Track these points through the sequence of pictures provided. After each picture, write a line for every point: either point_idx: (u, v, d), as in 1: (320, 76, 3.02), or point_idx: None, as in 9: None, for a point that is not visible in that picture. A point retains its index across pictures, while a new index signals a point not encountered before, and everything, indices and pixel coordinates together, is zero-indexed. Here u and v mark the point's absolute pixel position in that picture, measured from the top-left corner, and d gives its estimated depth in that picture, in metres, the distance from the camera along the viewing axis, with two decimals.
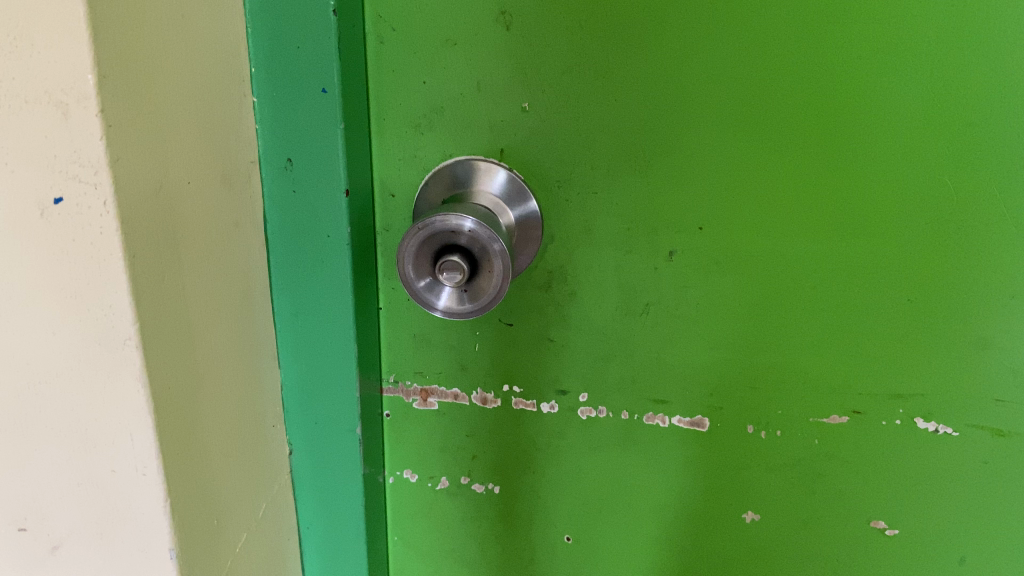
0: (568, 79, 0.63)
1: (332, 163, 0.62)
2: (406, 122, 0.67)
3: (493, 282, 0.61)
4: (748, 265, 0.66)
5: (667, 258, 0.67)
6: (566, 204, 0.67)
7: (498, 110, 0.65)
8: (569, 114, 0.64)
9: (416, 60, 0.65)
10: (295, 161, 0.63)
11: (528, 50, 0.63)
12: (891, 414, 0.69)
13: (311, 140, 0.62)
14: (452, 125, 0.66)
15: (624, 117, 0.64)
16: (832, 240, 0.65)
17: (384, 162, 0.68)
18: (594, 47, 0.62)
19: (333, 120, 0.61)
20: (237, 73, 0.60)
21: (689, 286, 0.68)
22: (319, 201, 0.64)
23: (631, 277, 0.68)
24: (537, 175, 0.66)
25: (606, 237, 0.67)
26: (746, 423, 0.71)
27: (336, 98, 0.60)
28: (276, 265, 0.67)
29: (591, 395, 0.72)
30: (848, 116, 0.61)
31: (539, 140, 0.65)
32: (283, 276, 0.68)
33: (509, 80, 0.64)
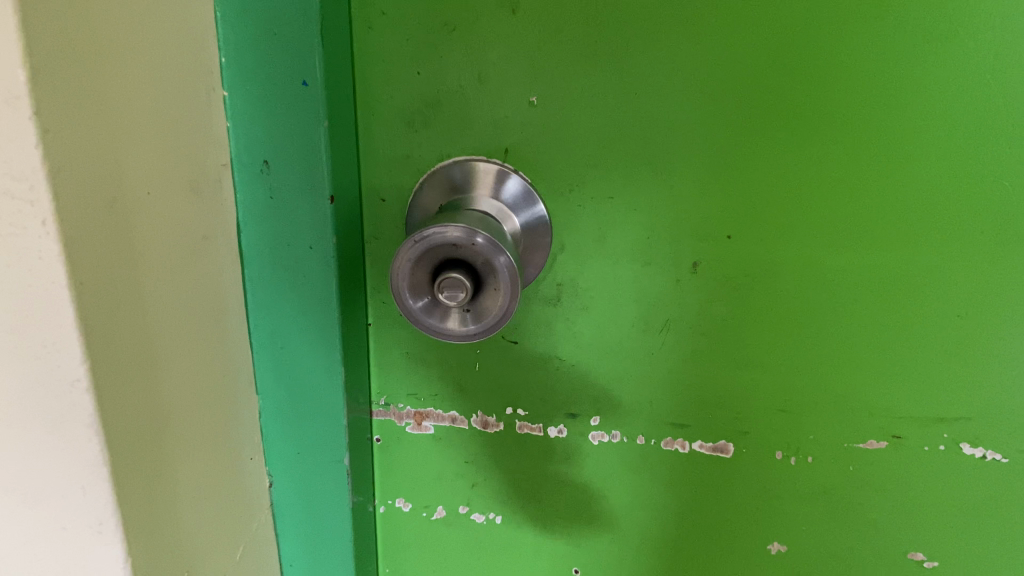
0: (582, 70, 0.56)
1: (315, 167, 0.55)
2: (397, 118, 0.59)
3: (499, 301, 0.54)
4: (780, 278, 0.60)
5: (691, 269, 0.60)
6: (578, 210, 0.60)
7: (501, 106, 0.58)
8: (581, 110, 0.57)
9: (409, 48, 0.57)
10: (273, 164, 0.56)
11: (535, 38, 0.56)
12: (935, 440, 0.62)
13: (290, 141, 0.55)
14: (450, 121, 0.59)
15: (645, 114, 0.56)
16: (876, 250, 0.58)
17: (372, 163, 0.61)
18: (610, 34, 0.55)
19: (315, 117, 0.53)
20: (206, 64, 0.53)
21: (714, 301, 0.61)
22: (301, 209, 0.56)
23: (650, 291, 0.61)
24: (545, 178, 0.59)
25: (623, 247, 0.60)
26: (774, 449, 0.65)
27: (320, 93, 0.53)
28: (252, 281, 0.60)
29: (604, 419, 0.66)
30: (897, 112, 0.55)
31: (549, 139, 0.58)
32: (261, 294, 0.60)
33: (513, 72, 0.57)
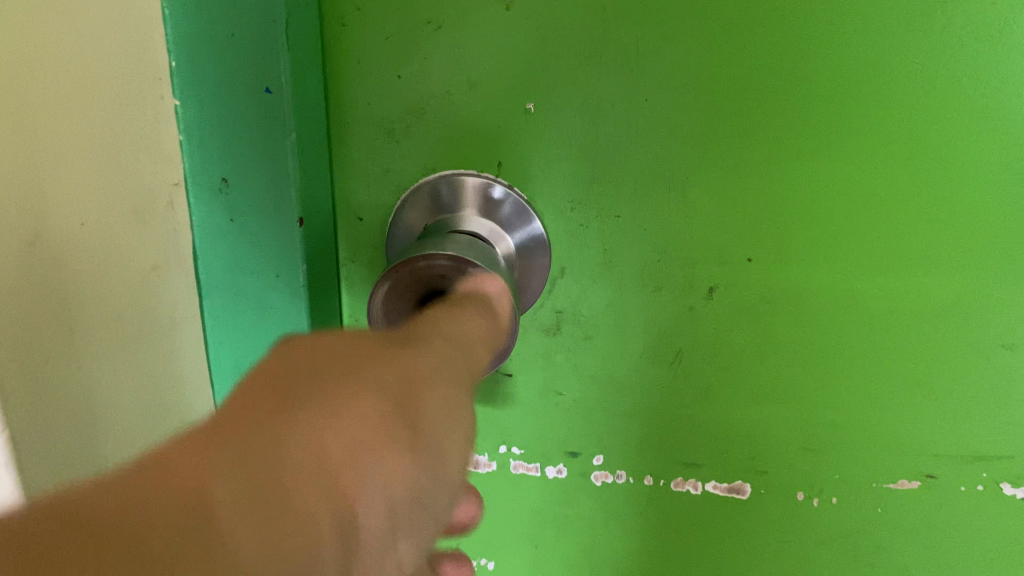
0: (585, 74, 0.49)
1: (281, 186, 0.48)
2: (375, 127, 0.53)
3: None
4: (805, 305, 0.54)
5: (707, 295, 0.54)
6: (579, 230, 0.53)
7: (493, 114, 0.51)
8: (584, 119, 0.50)
9: (388, 49, 0.50)
10: (233, 183, 0.49)
11: (532, 38, 0.49)
12: (971, 479, 0.57)
13: (253, 155, 0.48)
14: (435, 131, 0.52)
15: (656, 124, 0.50)
16: (915, 274, 0.52)
17: (347, 177, 0.54)
18: (618, 33, 0.48)
19: (281, 128, 0.46)
20: (152, 67, 0.46)
21: (732, 330, 0.55)
22: (265, 232, 0.49)
23: (660, 318, 0.55)
24: (543, 194, 0.53)
25: (630, 270, 0.54)
26: (795, 490, 0.59)
27: (286, 99, 0.46)
28: (211, 313, 0.53)
29: (608, 458, 0.59)
30: (941, 122, 0.48)
31: (547, 151, 0.52)
32: (221, 327, 0.53)
33: (507, 76, 0.50)
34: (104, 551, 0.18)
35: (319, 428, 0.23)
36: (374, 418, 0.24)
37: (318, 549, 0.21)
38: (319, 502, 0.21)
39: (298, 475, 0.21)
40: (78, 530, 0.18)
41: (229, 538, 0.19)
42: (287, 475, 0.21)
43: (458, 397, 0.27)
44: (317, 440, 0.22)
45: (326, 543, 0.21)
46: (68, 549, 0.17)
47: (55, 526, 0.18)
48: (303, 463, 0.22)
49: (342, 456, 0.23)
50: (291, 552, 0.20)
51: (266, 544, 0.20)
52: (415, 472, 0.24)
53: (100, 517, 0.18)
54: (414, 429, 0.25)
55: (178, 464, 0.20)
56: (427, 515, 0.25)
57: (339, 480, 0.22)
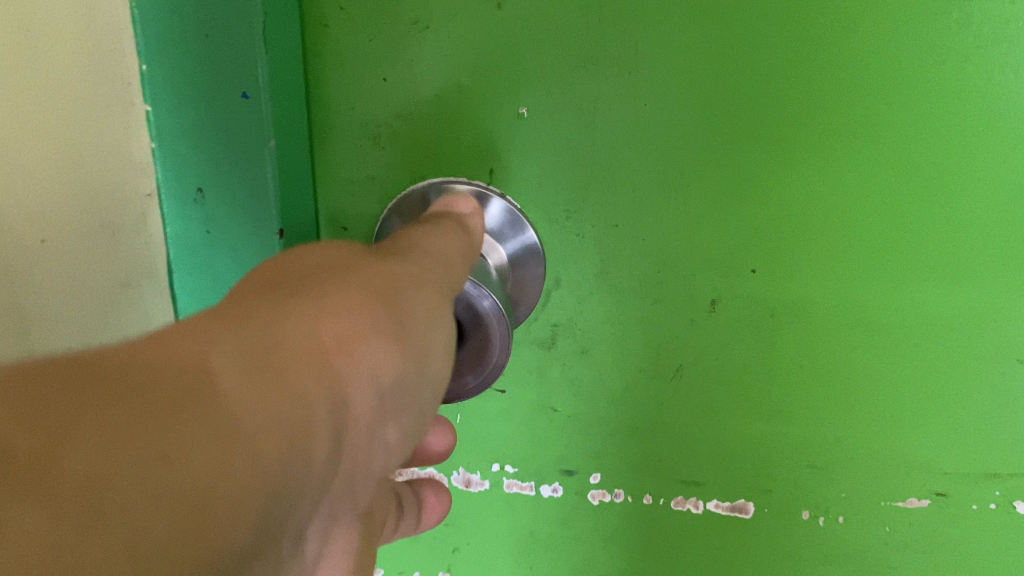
0: (581, 76, 0.47)
1: (260, 197, 0.45)
2: (359, 132, 0.50)
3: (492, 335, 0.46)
4: (812, 318, 0.51)
5: (709, 308, 0.52)
6: (575, 240, 0.51)
7: (484, 119, 0.49)
8: (580, 124, 0.48)
9: (373, 50, 0.48)
10: (208, 193, 0.46)
11: (524, 39, 0.46)
12: (985, 497, 0.55)
13: (229, 164, 0.45)
14: (423, 136, 0.50)
15: (654, 128, 0.47)
16: (927, 286, 0.50)
17: (330, 185, 0.51)
18: (616, 33, 0.46)
19: (260, 135, 0.44)
20: (120, 72, 0.43)
21: (735, 343, 0.52)
22: (244, 246, 0.47)
23: (659, 332, 0.53)
24: (536, 203, 0.50)
25: (628, 282, 0.52)
26: (800, 508, 0.57)
27: (264, 105, 0.43)
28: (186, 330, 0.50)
29: (605, 476, 0.57)
30: (957, 127, 0.46)
31: (541, 157, 0.49)
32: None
33: (498, 78, 0.47)
34: (115, 409, 0.16)
35: (310, 314, 0.22)
36: (362, 310, 0.23)
37: (308, 430, 0.21)
38: (313, 383, 0.21)
39: (299, 357, 0.21)
40: (89, 392, 0.16)
41: (240, 413, 0.18)
42: (288, 349, 0.21)
43: (435, 302, 0.27)
44: (312, 327, 0.22)
45: (317, 425, 0.21)
46: (90, 413, 0.16)
47: (60, 379, 0.16)
48: (300, 344, 0.21)
49: (335, 341, 0.22)
50: (289, 431, 0.20)
51: (270, 421, 0.19)
52: (396, 363, 0.24)
53: (112, 378, 0.17)
54: (397, 325, 0.24)
55: (178, 343, 0.19)
56: (396, 410, 0.25)
57: (332, 367, 0.22)
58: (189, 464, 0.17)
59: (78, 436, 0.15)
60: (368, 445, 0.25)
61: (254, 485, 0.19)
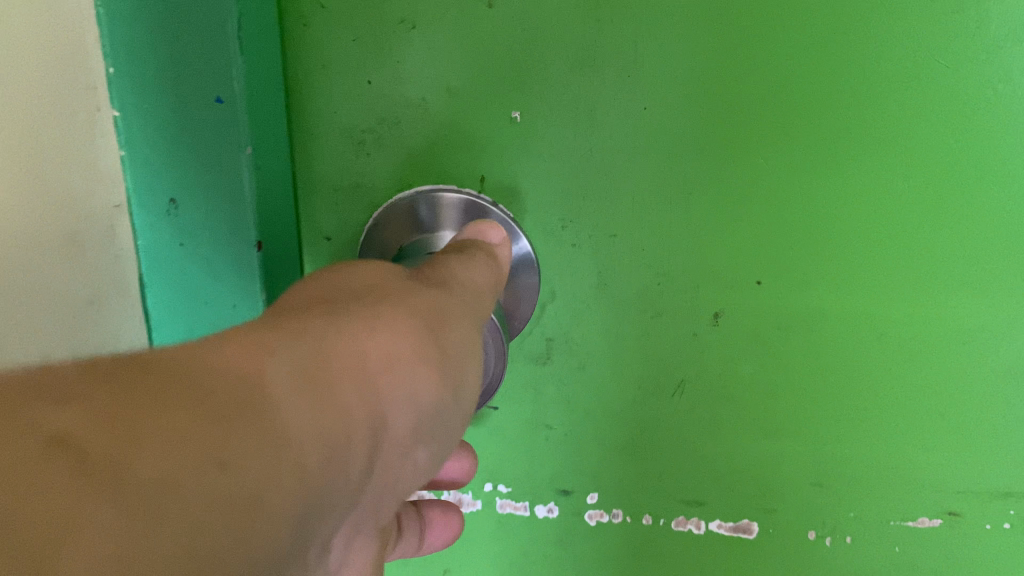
0: (578, 79, 0.44)
1: (237, 208, 0.42)
2: (342, 138, 0.47)
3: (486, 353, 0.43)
4: (820, 333, 0.49)
5: (712, 322, 0.49)
6: (571, 251, 0.48)
7: (474, 124, 0.46)
8: (576, 129, 0.45)
9: (357, 51, 0.45)
10: (182, 204, 0.43)
11: (517, 39, 0.44)
12: (998, 516, 0.53)
13: (203, 174, 0.42)
14: (410, 142, 0.47)
15: (654, 134, 0.45)
16: (941, 301, 0.48)
17: (313, 192, 0.48)
18: (614, 33, 0.43)
19: (235, 144, 0.41)
20: (84, 76, 0.40)
21: (739, 359, 0.50)
22: (220, 258, 0.44)
23: (660, 346, 0.50)
24: (531, 212, 0.48)
25: (628, 295, 0.49)
26: (807, 529, 0.55)
27: (238, 111, 0.40)
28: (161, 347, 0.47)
29: (603, 496, 0.55)
30: (974, 135, 0.44)
31: (536, 164, 0.47)
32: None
33: (490, 81, 0.45)
34: (169, 427, 0.17)
35: (357, 337, 0.23)
36: (403, 336, 0.24)
37: (347, 440, 0.22)
38: (358, 396, 0.22)
39: (346, 372, 0.22)
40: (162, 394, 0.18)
41: (288, 418, 0.20)
42: (334, 369, 0.22)
43: (471, 331, 0.28)
44: (356, 348, 0.23)
45: (360, 436, 0.23)
46: (160, 409, 0.17)
47: (136, 378, 0.18)
48: (341, 364, 0.22)
49: (376, 361, 0.23)
50: (334, 437, 0.21)
51: (319, 431, 0.21)
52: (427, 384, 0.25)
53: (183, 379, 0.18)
54: (434, 348, 0.25)
55: (235, 353, 0.20)
56: (429, 425, 0.26)
57: (375, 384, 0.23)
58: (253, 463, 0.19)
59: (153, 431, 0.17)
60: (395, 457, 0.25)
61: (300, 486, 0.21)
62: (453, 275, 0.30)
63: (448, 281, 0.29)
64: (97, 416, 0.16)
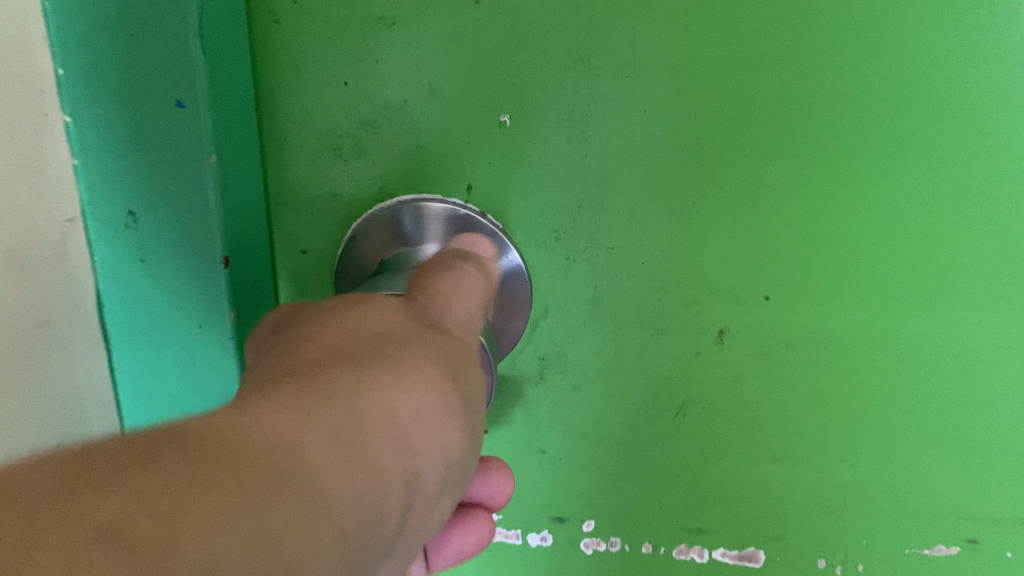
0: (572, 80, 0.41)
1: (201, 221, 0.39)
2: (318, 144, 0.44)
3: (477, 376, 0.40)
4: (832, 352, 0.46)
5: (716, 340, 0.46)
6: (565, 263, 0.45)
7: (461, 128, 0.43)
8: (570, 134, 0.42)
9: (332, 49, 0.41)
10: (141, 218, 0.40)
11: (506, 37, 0.40)
12: (1018, 544, 0.50)
13: (164, 184, 0.38)
14: (392, 147, 0.43)
15: (655, 139, 0.42)
16: (960, 317, 0.45)
17: (286, 203, 0.45)
18: (611, 31, 0.40)
19: (198, 152, 0.37)
20: (29, 77, 0.36)
21: (746, 378, 0.47)
22: (183, 275, 0.41)
23: (661, 365, 0.47)
24: (521, 222, 0.44)
25: (626, 311, 0.46)
26: (816, 557, 0.52)
27: (201, 117, 0.36)
28: (119, 366, 0.44)
29: (600, 523, 0.52)
30: (996, 141, 0.41)
31: (527, 171, 0.43)
32: (132, 382, 0.44)
33: (477, 81, 0.41)
34: (207, 506, 0.15)
35: (384, 391, 0.21)
36: (426, 387, 0.22)
37: (391, 515, 0.20)
38: (396, 459, 0.20)
39: (377, 430, 0.20)
40: (203, 473, 0.16)
41: (336, 495, 0.18)
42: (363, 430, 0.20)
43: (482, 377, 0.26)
44: (386, 409, 0.21)
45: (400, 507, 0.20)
46: (203, 488, 0.15)
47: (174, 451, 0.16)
48: (380, 428, 0.20)
49: (410, 420, 0.21)
50: (377, 509, 0.19)
51: (359, 497, 0.18)
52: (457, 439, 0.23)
53: (223, 456, 0.16)
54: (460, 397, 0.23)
55: (269, 420, 0.18)
56: (457, 481, 0.24)
57: (408, 441, 0.21)
58: (297, 537, 0.16)
59: (192, 522, 0.15)
60: (432, 519, 0.23)
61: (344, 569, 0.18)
62: (443, 307, 0.27)
63: (441, 321, 0.27)
64: (129, 500, 0.14)
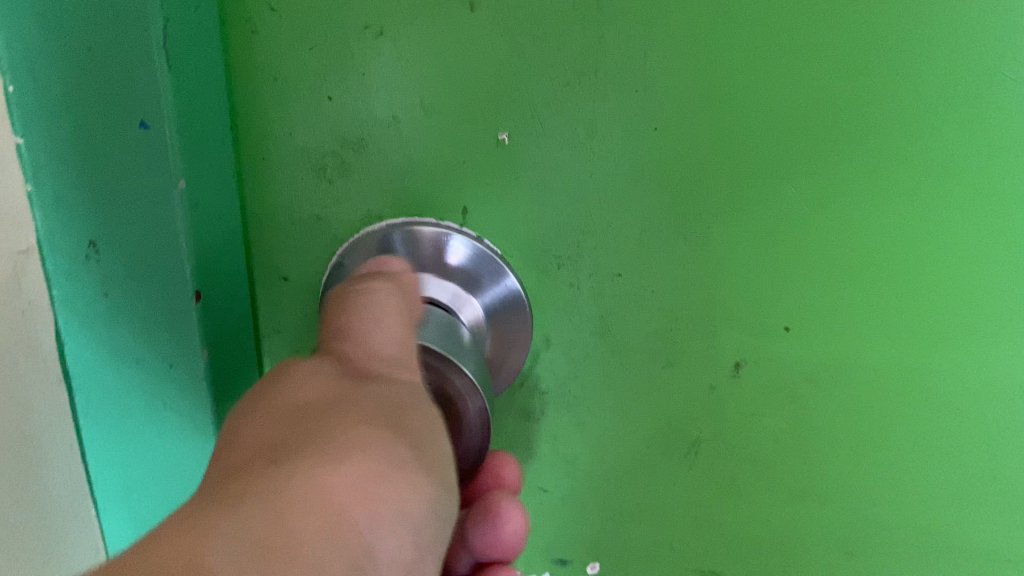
0: (578, 97, 0.37)
1: (170, 252, 0.35)
2: (299, 164, 0.40)
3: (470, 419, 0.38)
4: (856, 387, 0.43)
5: (732, 373, 0.43)
6: (569, 292, 0.42)
7: (456, 148, 0.39)
8: (575, 153, 0.39)
9: (313, 61, 0.37)
10: (104, 249, 0.36)
11: (505, 48, 0.37)
12: None
13: (129, 212, 0.35)
14: (381, 167, 0.40)
15: (669, 160, 0.38)
16: (999, 352, 0.41)
17: (266, 227, 0.41)
18: (620, 42, 0.36)
19: (166, 177, 0.33)
20: None
21: (763, 414, 0.44)
22: (152, 311, 0.37)
23: (673, 400, 0.44)
24: (522, 248, 0.41)
25: (635, 343, 0.43)
26: None
27: (168, 138, 0.33)
28: (84, 406, 0.41)
29: (605, 562, 0.49)
30: None
31: (528, 194, 0.40)
32: (98, 423, 0.41)
33: (474, 98, 0.38)
34: None
35: (315, 475, 0.23)
36: (360, 458, 0.24)
37: None
38: (322, 552, 0.22)
39: (312, 511, 0.22)
40: None
41: None
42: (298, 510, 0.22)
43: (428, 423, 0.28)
44: (312, 499, 0.22)
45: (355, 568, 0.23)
46: None
47: None
48: (318, 512, 0.22)
49: (347, 499, 0.23)
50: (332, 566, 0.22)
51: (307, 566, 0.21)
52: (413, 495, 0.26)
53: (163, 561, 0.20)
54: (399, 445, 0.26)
55: (196, 533, 0.20)
56: (428, 528, 0.26)
57: (347, 511, 0.23)
58: None
59: None
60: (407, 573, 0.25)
61: None
62: (372, 353, 0.30)
63: (374, 369, 0.29)
64: None
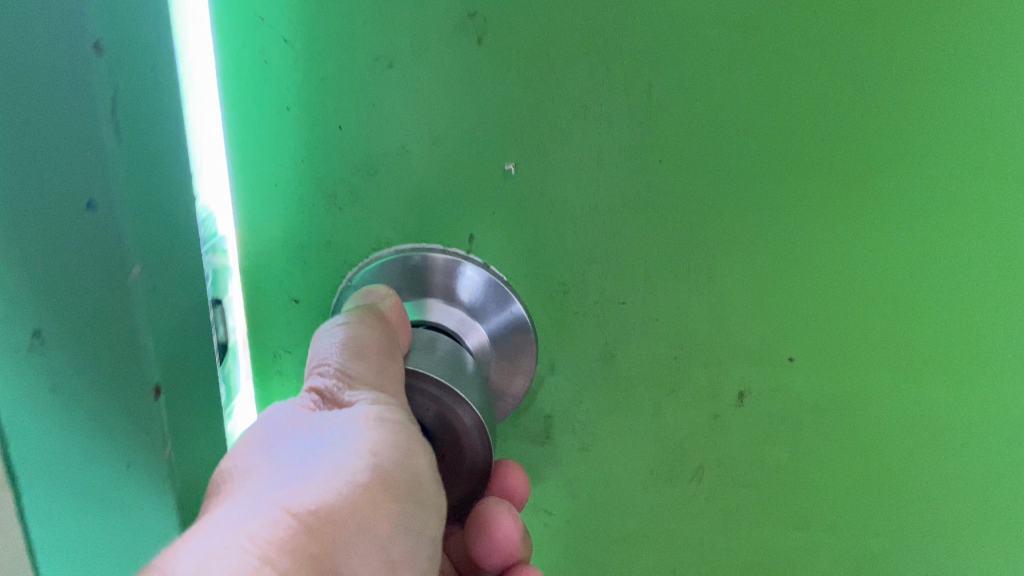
0: (585, 128, 0.38)
1: (126, 348, 0.33)
2: (310, 191, 0.40)
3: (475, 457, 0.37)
4: (860, 418, 0.43)
5: (735, 402, 0.43)
6: (574, 319, 0.42)
7: (464, 177, 0.40)
8: (581, 184, 0.39)
9: (325, 92, 0.38)
10: (50, 338, 0.32)
11: (512, 81, 0.37)
12: None
13: (78, 305, 0.32)
14: (389, 195, 0.40)
15: (674, 192, 0.39)
16: (998, 382, 0.42)
17: (277, 253, 0.42)
18: (625, 77, 0.37)
19: (118, 268, 0.31)
20: None
21: (766, 442, 0.44)
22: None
23: (677, 428, 0.44)
24: (527, 275, 0.42)
25: (640, 371, 0.43)
26: None
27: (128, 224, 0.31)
28: (25, 521, 0.34)
29: None
30: None
31: (534, 222, 0.40)
32: (45, 534, 0.35)
33: (482, 129, 0.38)
34: None
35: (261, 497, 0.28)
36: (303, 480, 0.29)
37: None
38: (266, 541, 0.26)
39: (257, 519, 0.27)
40: None
41: None
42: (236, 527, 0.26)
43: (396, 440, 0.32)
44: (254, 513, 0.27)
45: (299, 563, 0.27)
46: None
47: None
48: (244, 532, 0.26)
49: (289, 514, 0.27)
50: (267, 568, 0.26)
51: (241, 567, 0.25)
52: (374, 510, 0.30)
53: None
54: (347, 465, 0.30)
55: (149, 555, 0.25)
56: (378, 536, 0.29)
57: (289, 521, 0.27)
58: None
59: None
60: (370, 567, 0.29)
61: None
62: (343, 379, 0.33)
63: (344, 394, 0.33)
64: None
